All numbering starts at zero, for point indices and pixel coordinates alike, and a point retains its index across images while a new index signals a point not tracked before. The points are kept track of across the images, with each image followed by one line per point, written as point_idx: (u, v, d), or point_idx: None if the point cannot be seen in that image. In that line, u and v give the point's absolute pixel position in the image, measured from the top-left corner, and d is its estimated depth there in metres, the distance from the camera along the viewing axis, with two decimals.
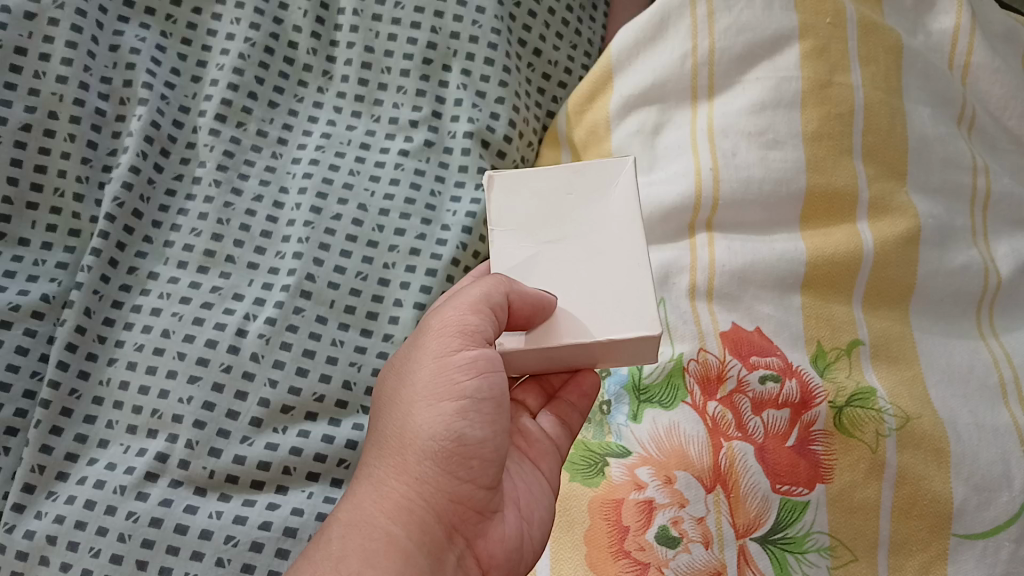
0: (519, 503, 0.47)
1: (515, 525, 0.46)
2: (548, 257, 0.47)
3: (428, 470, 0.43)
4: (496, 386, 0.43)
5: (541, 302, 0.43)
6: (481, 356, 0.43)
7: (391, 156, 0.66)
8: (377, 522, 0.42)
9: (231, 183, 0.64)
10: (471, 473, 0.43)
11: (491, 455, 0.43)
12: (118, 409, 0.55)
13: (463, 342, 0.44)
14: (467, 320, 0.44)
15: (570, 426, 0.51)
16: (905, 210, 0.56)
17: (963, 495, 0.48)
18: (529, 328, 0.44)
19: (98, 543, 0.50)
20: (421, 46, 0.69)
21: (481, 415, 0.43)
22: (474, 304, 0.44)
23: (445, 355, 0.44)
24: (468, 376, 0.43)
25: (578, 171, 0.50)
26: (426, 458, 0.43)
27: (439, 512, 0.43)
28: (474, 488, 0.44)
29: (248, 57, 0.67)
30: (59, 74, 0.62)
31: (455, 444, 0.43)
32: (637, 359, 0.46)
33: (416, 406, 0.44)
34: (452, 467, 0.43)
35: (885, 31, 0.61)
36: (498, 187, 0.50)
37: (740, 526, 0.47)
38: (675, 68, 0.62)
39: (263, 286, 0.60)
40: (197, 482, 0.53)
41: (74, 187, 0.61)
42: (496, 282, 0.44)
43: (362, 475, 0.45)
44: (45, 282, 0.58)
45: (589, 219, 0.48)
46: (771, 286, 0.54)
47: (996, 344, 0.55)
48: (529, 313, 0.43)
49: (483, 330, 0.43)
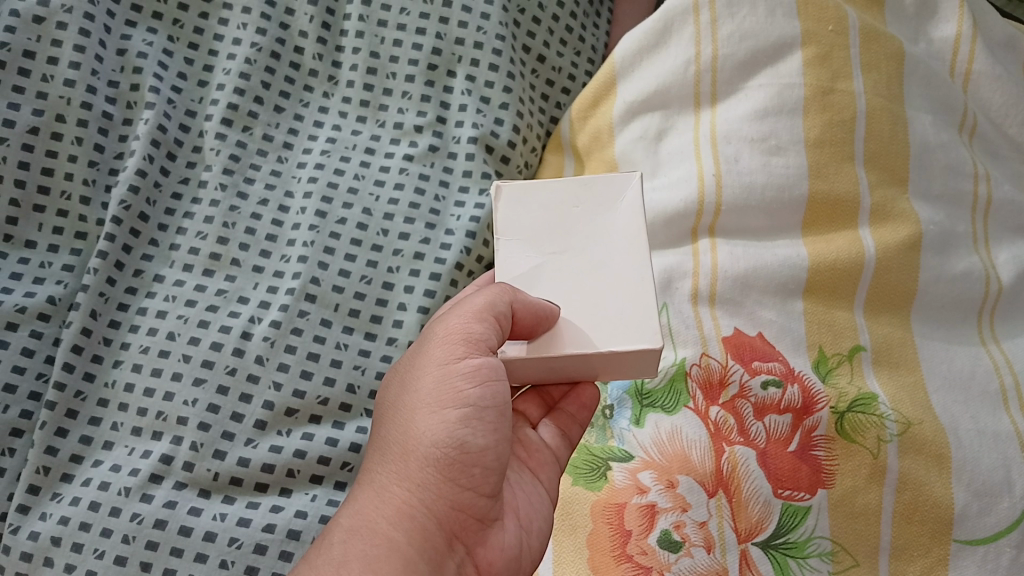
0: (519, 511, 0.47)
1: (515, 533, 0.46)
2: (553, 268, 0.48)
3: (430, 477, 0.43)
4: (499, 395, 0.43)
5: (544, 313, 0.44)
6: (484, 365, 0.43)
7: (395, 160, 0.66)
8: (379, 528, 0.42)
9: (237, 186, 0.64)
10: (473, 481, 0.43)
11: (492, 463, 0.43)
12: (123, 411, 0.55)
13: (467, 350, 0.44)
14: (472, 329, 0.44)
15: (571, 437, 0.51)
16: (906, 217, 0.57)
17: (964, 501, 0.48)
18: (533, 337, 0.45)
19: (102, 544, 0.50)
20: (426, 52, 0.69)
21: (483, 424, 0.43)
22: (479, 312, 0.44)
23: (449, 363, 0.44)
24: (472, 385, 0.43)
25: (586, 185, 0.50)
26: (428, 465, 0.43)
27: (440, 519, 0.43)
28: (475, 496, 0.44)
29: (254, 62, 0.68)
30: (66, 78, 0.62)
31: (457, 452, 0.43)
32: (637, 372, 0.47)
33: (419, 413, 0.44)
34: (454, 474, 0.43)
35: (887, 38, 0.62)
36: (506, 197, 0.51)
37: (742, 530, 0.47)
38: (678, 74, 0.62)
39: (268, 290, 0.61)
40: (201, 484, 0.53)
41: (80, 190, 0.61)
42: (501, 291, 0.44)
43: (364, 481, 0.45)
44: (52, 284, 0.58)
45: (595, 233, 0.48)
46: (773, 291, 0.54)
47: (997, 350, 0.55)
48: (531, 323, 0.44)
49: (487, 339, 0.44)
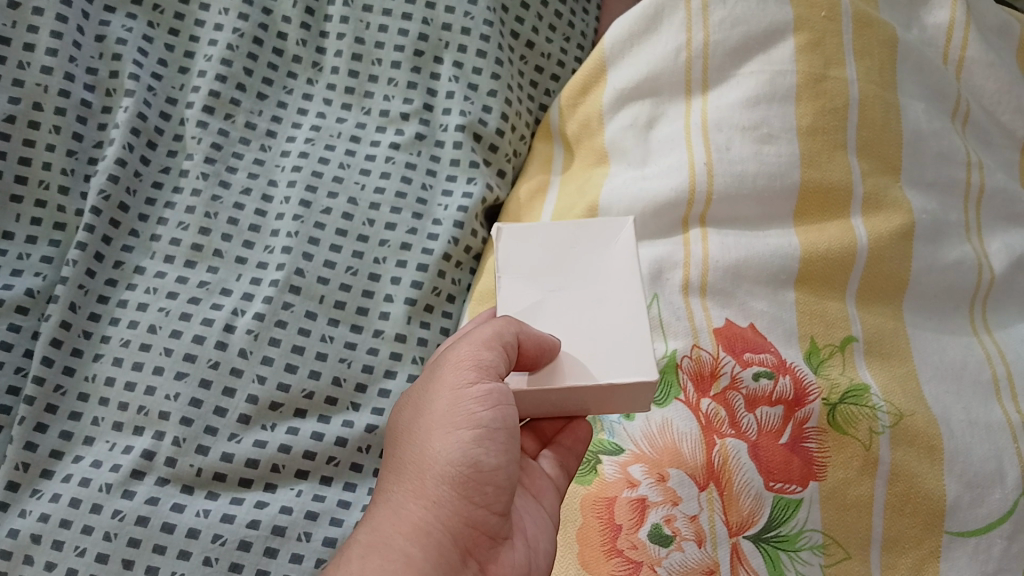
0: (527, 533, 0.46)
1: (525, 553, 0.45)
2: (555, 302, 0.47)
3: (443, 495, 0.42)
4: (511, 416, 0.42)
5: (547, 344, 0.43)
6: (497, 388, 0.42)
7: (381, 149, 0.65)
8: (394, 543, 0.42)
9: (219, 176, 0.62)
10: (486, 498, 0.43)
11: (504, 482, 0.43)
12: (104, 405, 0.54)
13: (478, 373, 0.43)
14: (481, 354, 0.43)
15: (569, 469, 0.49)
16: (899, 206, 0.56)
17: (955, 492, 0.48)
18: (535, 368, 0.44)
19: (83, 542, 0.49)
20: (412, 37, 0.68)
21: (496, 443, 0.42)
22: (488, 339, 0.43)
23: (461, 386, 0.43)
24: (486, 407, 0.42)
25: (583, 227, 0.50)
26: (443, 483, 0.42)
27: (453, 535, 0.42)
28: (488, 514, 0.43)
29: (236, 48, 0.66)
30: (43, 64, 0.61)
31: (471, 470, 0.42)
32: (635, 406, 0.45)
33: (433, 433, 0.43)
34: (469, 493, 0.42)
35: (880, 24, 0.61)
36: (507, 236, 0.50)
37: (733, 524, 0.47)
38: (669, 61, 0.61)
39: (251, 281, 0.59)
40: (184, 479, 0.52)
41: (59, 180, 0.60)
42: (507, 322, 0.43)
43: (377, 498, 0.44)
44: (30, 276, 0.57)
45: (597, 271, 0.48)
46: (765, 282, 0.54)
47: (989, 340, 0.55)
48: (535, 354, 0.43)
49: (496, 366, 0.42)
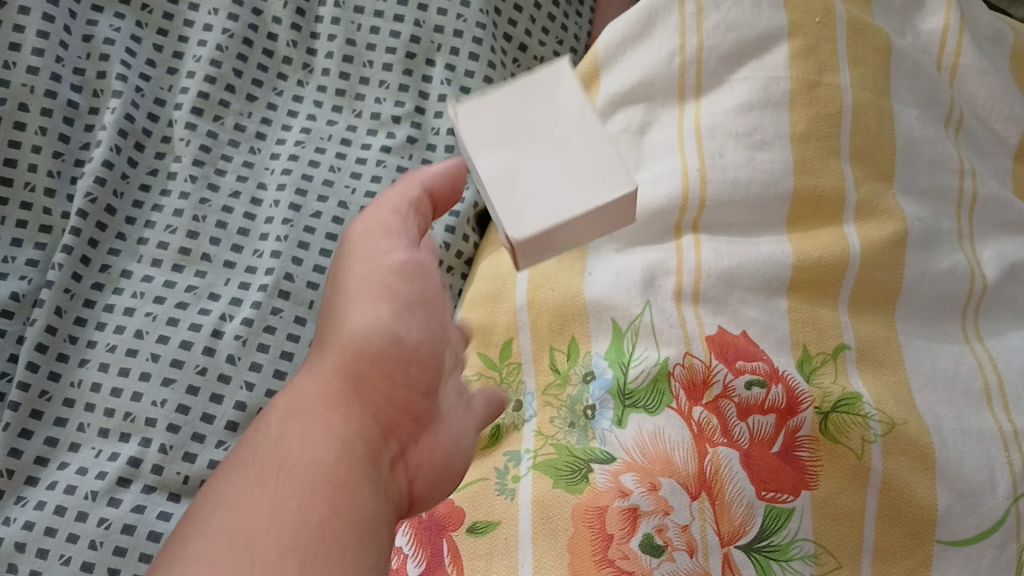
0: (450, 421, 0.46)
1: (449, 440, 0.46)
2: (531, 155, 0.37)
3: (363, 367, 0.43)
4: (427, 289, 0.45)
5: (459, 177, 0.48)
6: (411, 261, 0.45)
7: (372, 152, 0.64)
8: (317, 412, 0.42)
9: (207, 178, 0.62)
10: (410, 377, 0.44)
11: (425, 355, 0.44)
12: (90, 411, 0.53)
13: (389, 238, 0.46)
14: (389, 220, 0.47)
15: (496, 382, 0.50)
16: (892, 213, 0.56)
17: (947, 503, 0.48)
18: (455, 199, 0.49)
19: (68, 550, 0.48)
20: (404, 39, 0.67)
21: (415, 316, 0.44)
22: (397, 203, 0.47)
23: (377, 253, 0.45)
24: (400, 278, 0.45)
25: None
26: (361, 351, 0.43)
27: (375, 412, 0.43)
28: (412, 394, 0.44)
29: (226, 49, 0.65)
30: (29, 65, 0.60)
31: (389, 341, 0.43)
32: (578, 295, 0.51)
33: (352, 303, 0.45)
34: (389, 369, 0.43)
35: (874, 31, 0.61)
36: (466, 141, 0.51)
37: (725, 534, 0.46)
38: (662, 66, 0.61)
39: (240, 286, 0.58)
40: (171, 487, 0.52)
41: (45, 182, 0.59)
42: (412, 180, 0.48)
43: (300, 371, 0.46)
44: (15, 279, 0.56)
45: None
46: (757, 289, 0.53)
47: (981, 349, 0.55)
48: (450, 191, 0.48)
49: (405, 224, 0.46)
